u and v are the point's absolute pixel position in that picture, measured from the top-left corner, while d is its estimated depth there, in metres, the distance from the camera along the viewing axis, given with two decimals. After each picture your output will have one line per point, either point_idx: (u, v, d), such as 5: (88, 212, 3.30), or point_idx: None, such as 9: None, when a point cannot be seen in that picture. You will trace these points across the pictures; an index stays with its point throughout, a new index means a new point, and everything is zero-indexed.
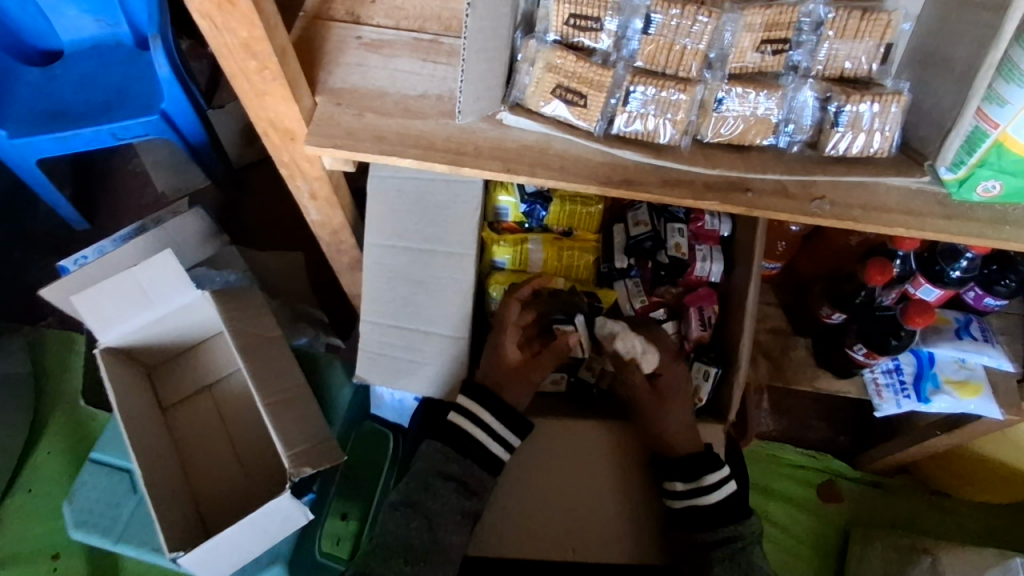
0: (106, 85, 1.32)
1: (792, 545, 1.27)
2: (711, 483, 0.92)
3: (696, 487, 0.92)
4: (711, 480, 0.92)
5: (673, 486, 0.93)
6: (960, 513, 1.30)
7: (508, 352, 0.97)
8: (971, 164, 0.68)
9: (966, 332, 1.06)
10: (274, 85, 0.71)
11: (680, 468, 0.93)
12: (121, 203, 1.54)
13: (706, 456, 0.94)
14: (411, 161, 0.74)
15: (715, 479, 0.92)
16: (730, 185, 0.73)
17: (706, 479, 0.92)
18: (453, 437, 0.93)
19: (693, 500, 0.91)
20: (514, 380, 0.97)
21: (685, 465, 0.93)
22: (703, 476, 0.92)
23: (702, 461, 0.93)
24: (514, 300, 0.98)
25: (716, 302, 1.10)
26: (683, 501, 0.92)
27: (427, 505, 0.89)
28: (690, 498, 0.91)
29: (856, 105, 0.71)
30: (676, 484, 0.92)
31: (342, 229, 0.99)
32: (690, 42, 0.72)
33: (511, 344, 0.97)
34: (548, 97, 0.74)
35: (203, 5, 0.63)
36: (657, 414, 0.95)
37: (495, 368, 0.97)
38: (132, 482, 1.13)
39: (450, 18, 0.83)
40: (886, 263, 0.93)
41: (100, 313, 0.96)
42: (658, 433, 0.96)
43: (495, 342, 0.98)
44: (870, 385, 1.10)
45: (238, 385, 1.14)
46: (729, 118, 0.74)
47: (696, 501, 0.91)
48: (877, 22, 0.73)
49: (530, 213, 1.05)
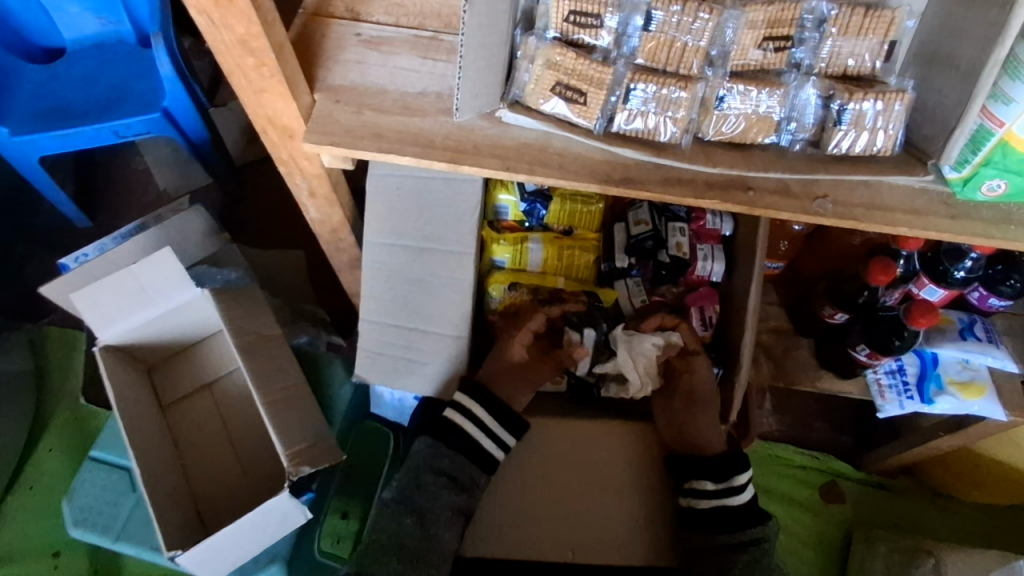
0: (108, 83, 1.32)
1: (795, 546, 1.27)
2: (740, 483, 0.93)
3: (726, 486, 0.92)
4: (741, 481, 0.93)
5: (701, 485, 0.92)
6: (962, 513, 1.29)
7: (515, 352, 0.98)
8: (976, 163, 0.67)
9: (971, 333, 1.06)
10: (272, 82, 0.71)
11: (712, 468, 0.93)
12: (122, 201, 1.54)
13: (733, 456, 0.96)
14: (409, 159, 0.73)
15: (745, 479, 0.93)
16: (730, 184, 0.72)
17: (736, 480, 0.93)
18: (446, 432, 0.94)
19: (722, 499, 0.92)
20: (512, 381, 0.98)
21: (718, 464, 0.93)
22: (734, 476, 0.93)
23: (732, 461, 0.94)
24: (542, 314, 1.00)
25: (718, 302, 1.09)
26: (712, 500, 0.91)
27: (418, 501, 0.90)
28: (718, 498, 0.91)
29: (860, 103, 0.71)
30: (705, 484, 0.92)
31: (342, 228, 0.99)
32: (691, 39, 0.71)
33: (520, 346, 0.98)
34: (548, 95, 0.73)
35: (200, 2, 0.62)
36: (685, 418, 0.97)
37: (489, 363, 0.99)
38: (131, 480, 1.12)
39: (450, 15, 0.83)
40: (889, 262, 0.92)
41: (99, 310, 0.96)
42: (682, 439, 0.96)
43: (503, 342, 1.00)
44: (873, 386, 1.09)
45: (239, 383, 1.14)
46: (731, 116, 0.73)
47: (724, 501, 0.92)
48: (881, 19, 0.73)
49: (530, 212, 1.05)
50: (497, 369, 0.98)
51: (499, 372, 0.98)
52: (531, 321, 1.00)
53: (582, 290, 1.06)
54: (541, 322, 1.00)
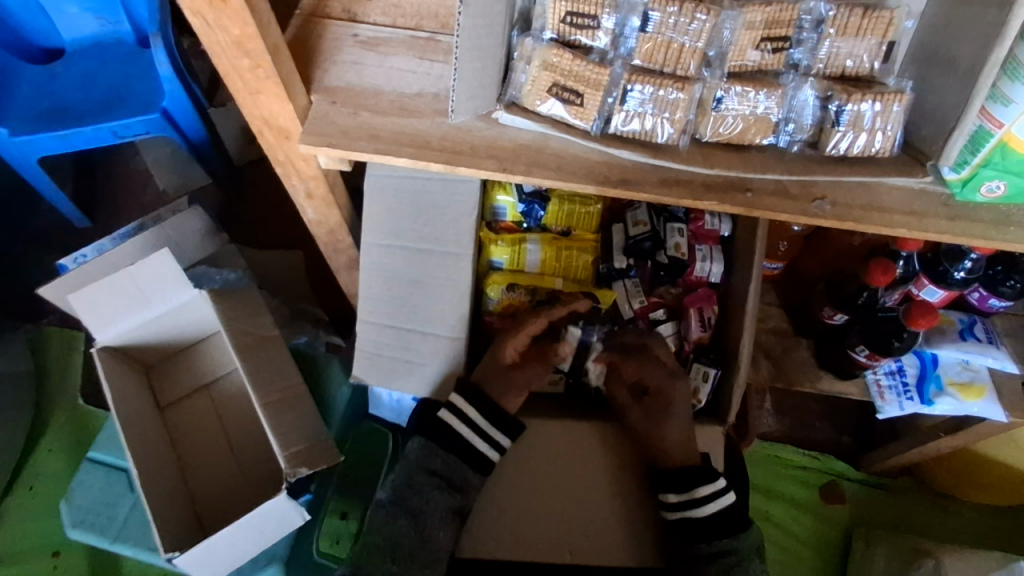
0: (107, 83, 1.32)
1: (794, 546, 1.26)
2: (704, 495, 0.91)
3: (689, 499, 0.91)
4: (704, 493, 0.91)
5: (666, 497, 0.91)
6: (965, 515, 1.29)
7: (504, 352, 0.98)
8: (975, 164, 0.67)
9: (970, 334, 1.05)
10: (268, 83, 0.70)
11: (674, 480, 0.91)
12: (121, 201, 1.54)
13: (698, 469, 0.93)
14: (405, 160, 0.73)
15: (710, 491, 0.91)
16: (728, 185, 0.72)
17: (700, 492, 0.91)
18: (439, 433, 0.95)
19: (687, 511, 0.90)
20: (502, 381, 0.98)
21: (679, 476, 0.91)
22: (697, 488, 0.91)
23: (696, 474, 0.92)
24: (543, 318, 0.99)
25: (716, 303, 1.09)
26: (675, 514, 0.91)
27: (412, 502, 0.91)
28: (684, 510, 0.91)
29: (858, 104, 0.70)
30: (670, 496, 0.91)
31: (339, 229, 0.98)
32: (689, 40, 0.71)
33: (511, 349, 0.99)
34: (545, 96, 0.73)
35: (194, 3, 0.62)
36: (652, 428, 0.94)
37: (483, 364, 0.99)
38: (129, 482, 1.12)
39: (447, 16, 0.82)
40: (889, 264, 0.92)
41: (96, 312, 0.96)
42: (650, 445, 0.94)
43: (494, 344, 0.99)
44: (872, 387, 1.09)
45: (236, 383, 1.14)
46: (728, 117, 0.73)
47: (689, 514, 0.90)
48: (879, 20, 0.72)
49: (528, 213, 1.04)
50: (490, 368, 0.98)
51: (490, 372, 0.98)
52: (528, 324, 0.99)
53: (580, 291, 1.06)
54: (542, 326, 1.00)
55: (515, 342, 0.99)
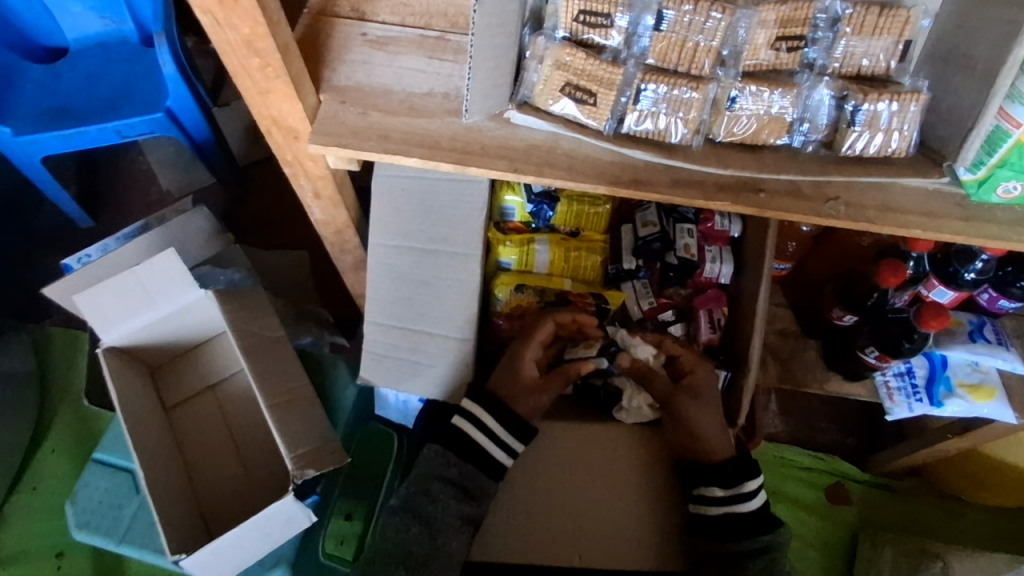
0: (112, 83, 1.31)
1: (801, 548, 1.25)
2: (750, 490, 0.91)
3: (735, 493, 0.91)
4: (751, 487, 0.91)
5: (709, 491, 0.91)
6: (971, 517, 1.28)
7: (526, 367, 0.97)
8: (991, 164, 0.66)
9: (980, 335, 1.04)
10: (277, 83, 0.70)
11: (718, 475, 0.91)
12: (125, 202, 1.53)
13: (740, 463, 0.93)
14: (415, 160, 0.72)
15: (755, 486, 0.92)
16: (741, 185, 0.71)
17: (746, 486, 0.91)
18: (455, 440, 0.93)
19: (731, 506, 0.90)
20: (531, 396, 0.96)
21: (721, 472, 0.91)
22: (743, 483, 0.92)
23: (741, 468, 0.93)
24: (549, 321, 0.98)
25: (726, 305, 1.07)
26: (720, 508, 0.90)
27: (427, 510, 0.89)
28: (727, 505, 0.90)
29: (874, 104, 0.70)
30: (715, 490, 0.91)
31: (346, 229, 0.98)
32: (703, 39, 0.70)
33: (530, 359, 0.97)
34: (557, 95, 0.72)
35: (205, 2, 0.61)
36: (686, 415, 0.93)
37: (506, 377, 0.97)
38: (134, 483, 1.12)
39: (456, 15, 0.82)
40: (900, 265, 0.91)
41: (102, 312, 0.95)
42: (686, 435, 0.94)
43: (516, 356, 0.98)
44: (881, 388, 1.08)
45: (242, 384, 1.13)
46: (743, 117, 0.72)
47: (733, 509, 0.90)
48: (896, 19, 0.72)
49: (536, 213, 1.04)
50: (512, 383, 0.96)
51: (514, 386, 0.96)
52: (538, 330, 0.98)
53: (588, 292, 1.05)
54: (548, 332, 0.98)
55: (533, 351, 0.97)
